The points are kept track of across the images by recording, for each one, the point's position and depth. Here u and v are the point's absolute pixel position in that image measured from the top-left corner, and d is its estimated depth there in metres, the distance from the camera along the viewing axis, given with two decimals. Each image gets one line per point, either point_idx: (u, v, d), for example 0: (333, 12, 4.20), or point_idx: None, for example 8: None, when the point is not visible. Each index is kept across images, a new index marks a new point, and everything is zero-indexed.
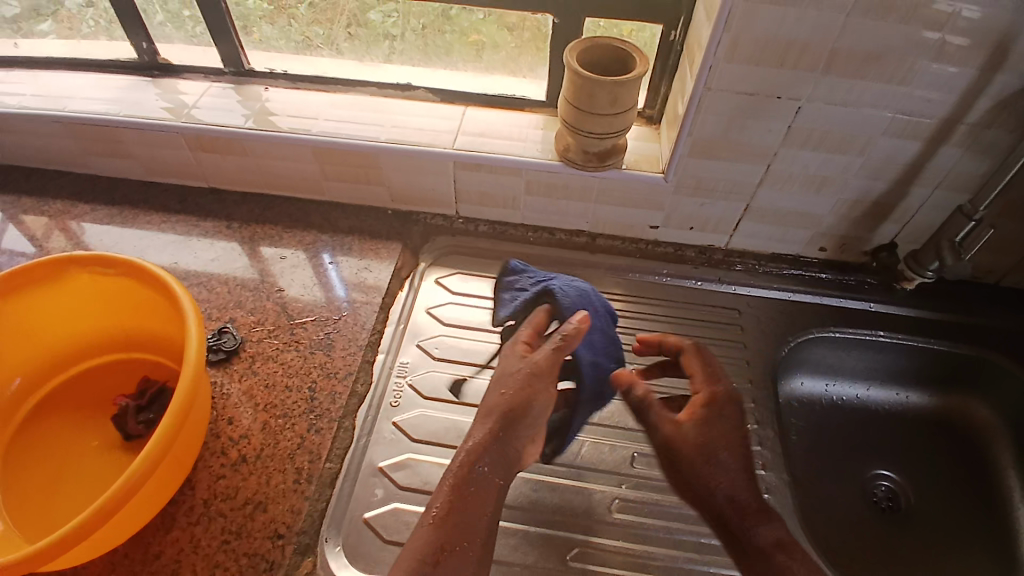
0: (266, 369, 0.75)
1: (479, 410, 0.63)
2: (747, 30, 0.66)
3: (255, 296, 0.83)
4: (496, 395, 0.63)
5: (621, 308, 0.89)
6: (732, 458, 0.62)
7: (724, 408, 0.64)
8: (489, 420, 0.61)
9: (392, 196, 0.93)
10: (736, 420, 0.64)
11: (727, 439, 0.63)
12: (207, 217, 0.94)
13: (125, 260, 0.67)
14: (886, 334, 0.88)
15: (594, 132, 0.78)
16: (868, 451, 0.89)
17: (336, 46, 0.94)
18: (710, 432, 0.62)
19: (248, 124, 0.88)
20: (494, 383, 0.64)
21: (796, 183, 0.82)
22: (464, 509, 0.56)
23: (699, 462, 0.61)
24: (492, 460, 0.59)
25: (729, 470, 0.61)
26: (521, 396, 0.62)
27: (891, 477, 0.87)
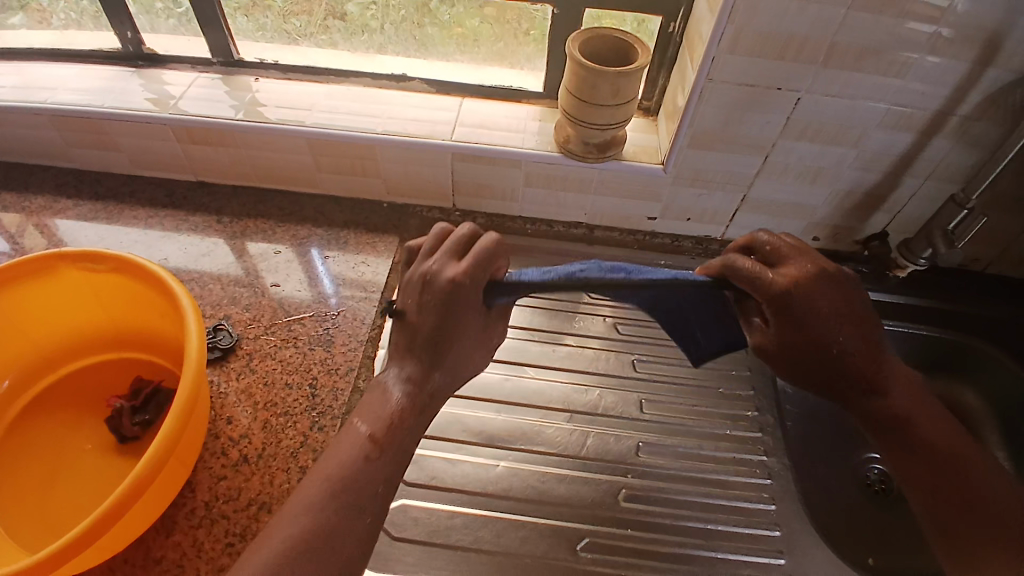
0: (264, 367, 0.73)
1: (432, 344, 0.57)
2: (749, 23, 0.66)
3: (250, 292, 0.81)
4: (458, 331, 0.57)
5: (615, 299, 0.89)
6: (845, 323, 0.60)
7: (811, 289, 0.58)
8: (444, 356, 0.57)
9: (387, 189, 0.92)
10: (832, 284, 0.59)
11: (833, 316, 0.59)
12: (197, 211, 0.92)
13: (116, 255, 0.64)
14: (879, 321, 0.90)
15: (595, 124, 0.77)
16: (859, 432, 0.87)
17: (329, 39, 0.92)
18: (808, 327, 0.59)
19: (239, 115, 0.86)
20: (446, 318, 0.56)
21: (793, 174, 0.83)
22: (403, 442, 0.56)
23: (821, 362, 0.62)
24: (436, 391, 0.58)
25: (855, 351, 0.62)
26: (475, 336, 0.59)
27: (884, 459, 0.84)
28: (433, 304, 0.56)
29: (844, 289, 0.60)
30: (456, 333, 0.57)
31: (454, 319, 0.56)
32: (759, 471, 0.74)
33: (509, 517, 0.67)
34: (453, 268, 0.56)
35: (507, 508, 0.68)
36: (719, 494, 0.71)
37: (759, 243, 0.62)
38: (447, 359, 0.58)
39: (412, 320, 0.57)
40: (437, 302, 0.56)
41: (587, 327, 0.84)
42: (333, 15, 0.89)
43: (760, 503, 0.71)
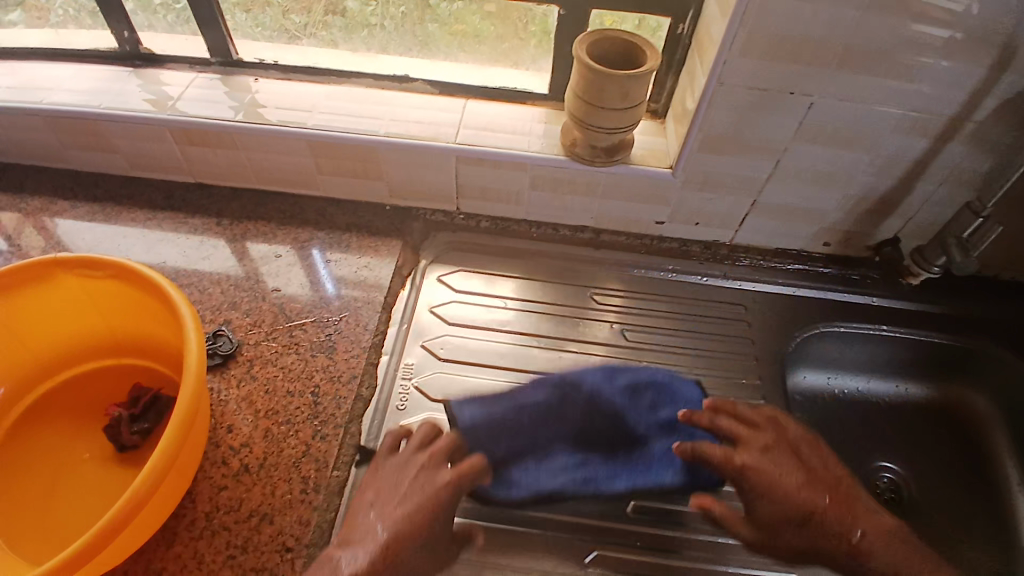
0: (266, 374, 0.72)
1: (403, 511, 0.59)
2: (761, 26, 0.65)
3: (252, 296, 0.80)
4: (428, 493, 0.61)
5: (621, 304, 0.87)
6: (814, 491, 0.65)
7: (761, 468, 0.65)
8: (418, 519, 0.59)
9: (389, 191, 0.90)
10: (784, 451, 0.67)
11: (782, 474, 0.65)
12: (197, 213, 0.90)
13: (115, 261, 0.63)
14: (891, 329, 0.89)
15: (603, 128, 0.76)
16: (868, 442, 0.89)
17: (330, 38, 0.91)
18: (771, 475, 0.65)
19: (239, 117, 0.85)
20: (417, 495, 0.60)
21: (803, 179, 0.81)
22: None
23: (804, 526, 0.63)
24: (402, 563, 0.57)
25: (828, 505, 0.64)
26: (443, 518, 0.61)
27: (896, 468, 0.88)
28: (407, 471, 0.62)
29: (798, 459, 0.67)
30: (423, 501, 0.60)
31: (421, 488, 0.61)
32: None
33: (520, 531, 0.67)
34: (427, 447, 0.65)
35: (518, 521, 0.68)
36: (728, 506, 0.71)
37: (720, 429, 0.69)
38: (417, 521, 0.59)
39: (380, 481, 0.62)
40: (415, 493, 0.61)
41: (592, 334, 0.84)
42: (332, 12, 0.88)
43: None
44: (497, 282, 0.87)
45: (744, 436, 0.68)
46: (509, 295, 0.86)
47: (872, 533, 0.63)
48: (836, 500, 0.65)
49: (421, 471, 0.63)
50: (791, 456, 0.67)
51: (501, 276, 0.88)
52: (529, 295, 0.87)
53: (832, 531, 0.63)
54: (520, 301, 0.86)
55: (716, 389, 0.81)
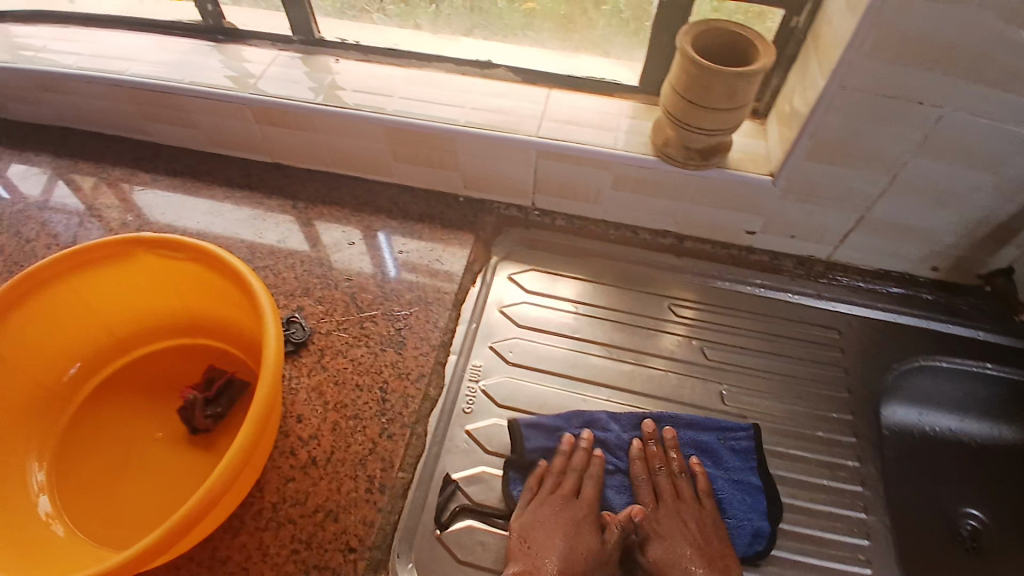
0: (335, 365, 0.70)
1: (539, 540, 0.61)
2: (897, 29, 0.58)
3: (323, 283, 0.78)
4: (559, 522, 0.62)
5: (692, 315, 0.82)
6: (693, 559, 0.63)
7: (668, 511, 0.66)
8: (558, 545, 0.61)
9: (464, 182, 0.87)
10: (699, 506, 0.67)
11: (690, 523, 0.65)
12: (272, 194, 0.90)
13: (198, 246, 0.63)
14: (996, 367, 0.80)
15: (703, 129, 0.70)
16: (953, 484, 0.81)
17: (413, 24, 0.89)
18: (676, 523, 0.65)
19: (318, 99, 0.83)
20: (551, 525, 0.62)
21: (918, 199, 0.74)
22: None
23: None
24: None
25: (718, 565, 0.62)
26: (585, 541, 0.62)
27: (981, 515, 0.79)
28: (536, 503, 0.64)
29: (709, 525, 0.65)
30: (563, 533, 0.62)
31: (554, 519, 0.62)
32: (856, 530, 0.69)
33: None
34: (568, 485, 0.66)
35: None
36: (809, 553, 0.67)
37: (660, 466, 0.69)
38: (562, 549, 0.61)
39: (536, 530, 0.62)
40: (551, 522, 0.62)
41: (663, 347, 0.79)
42: None
43: (857, 568, 0.66)
44: (560, 282, 0.84)
45: (671, 482, 0.68)
46: (575, 298, 0.82)
47: None
48: (714, 563, 0.63)
49: (547, 503, 0.64)
50: (702, 518, 0.66)
51: (564, 277, 0.84)
52: (605, 301, 0.82)
53: None
54: (587, 306, 0.82)
55: (801, 420, 0.76)
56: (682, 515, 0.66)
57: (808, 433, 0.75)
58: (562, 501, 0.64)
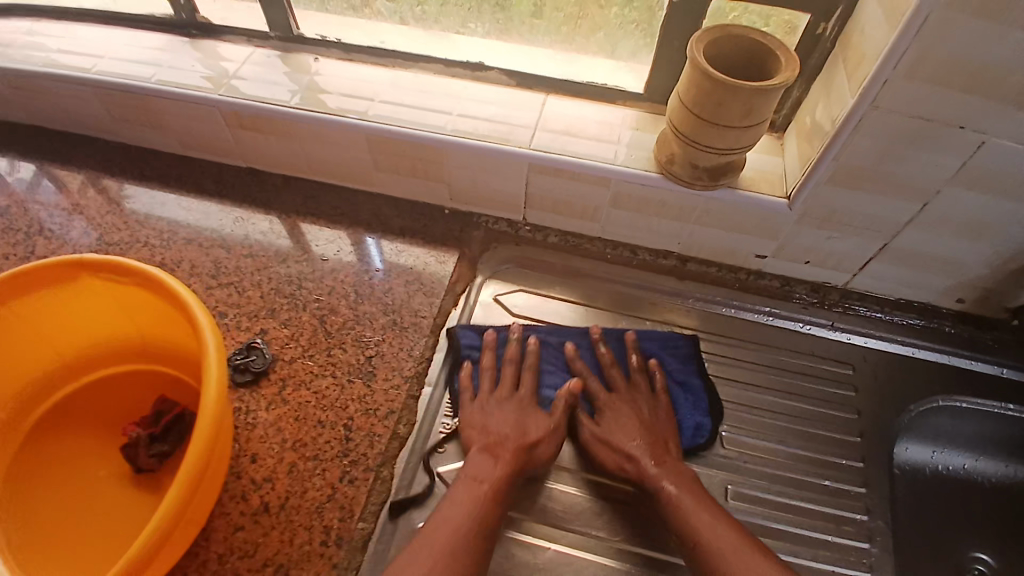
0: (298, 398, 0.65)
1: (489, 416, 0.65)
2: (938, 44, 0.51)
3: (292, 304, 0.73)
4: (508, 404, 0.66)
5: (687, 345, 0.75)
6: (637, 434, 0.65)
7: (616, 398, 0.69)
8: (506, 417, 0.65)
9: (450, 195, 0.81)
10: (644, 394, 0.70)
11: (636, 406, 0.68)
12: (246, 202, 0.84)
13: (151, 273, 0.58)
14: (1018, 407, 0.73)
15: (713, 146, 0.63)
16: (962, 526, 0.73)
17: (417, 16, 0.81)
18: (623, 405, 0.68)
19: (295, 101, 0.77)
20: (501, 406, 0.66)
21: (951, 228, 0.66)
22: (471, 497, 0.57)
23: (630, 449, 0.64)
24: (501, 446, 0.62)
25: (657, 441, 0.65)
26: (534, 418, 0.66)
27: (990, 558, 0.72)
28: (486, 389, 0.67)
29: (650, 411, 0.68)
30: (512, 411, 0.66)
31: (504, 402, 0.66)
32: None
33: None
34: (509, 374, 0.69)
35: None
36: None
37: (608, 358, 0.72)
38: (509, 421, 0.64)
39: (487, 414, 0.65)
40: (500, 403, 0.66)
41: None
42: None
43: None
44: (551, 304, 0.77)
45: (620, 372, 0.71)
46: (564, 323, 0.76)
47: (684, 478, 0.62)
48: (654, 439, 0.65)
49: (497, 388, 0.68)
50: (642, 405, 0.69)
51: (557, 299, 0.77)
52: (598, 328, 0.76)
53: (645, 466, 0.63)
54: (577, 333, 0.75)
55: (807, 467, 0.68)
56: (620, 405, 0.68)
57: (815, 483, 0.67)
58: (505, 391, 0.68)
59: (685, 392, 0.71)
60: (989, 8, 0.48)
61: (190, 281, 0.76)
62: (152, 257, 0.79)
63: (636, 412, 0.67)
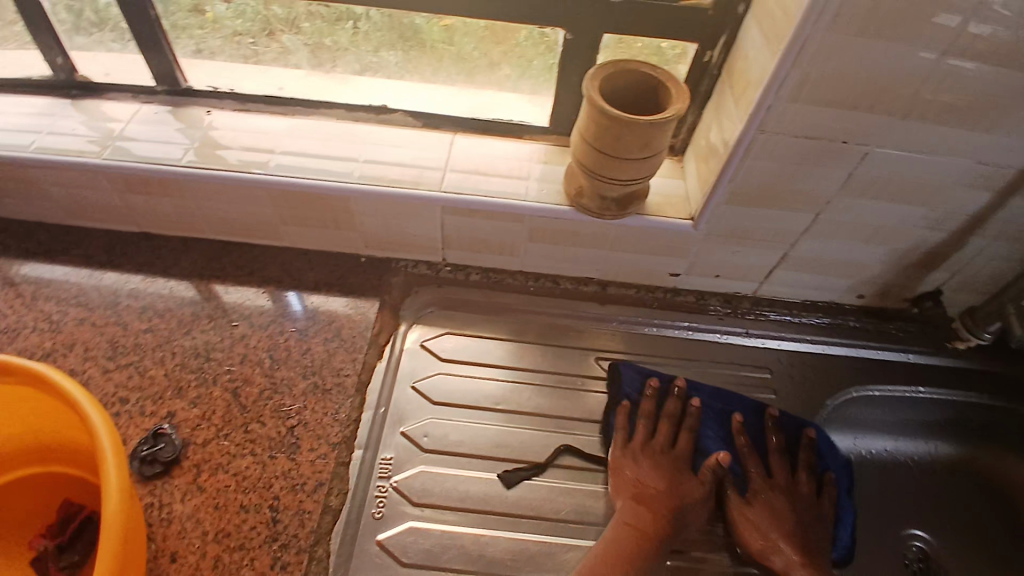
0: (216, 484, 0.61)
1: (655, 487, 0.66)
2: (818, 67, 0.54)
3: (200, 379, 0.68)
4: (676, 479, 0.68)
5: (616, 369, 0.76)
6: (791, 529, 0.66)
7: (782, 485, 0.69)
8: (666, 486, 0.67)
9: (365, 243, 0.78)
10: (807, 484, 0.70)
11: (796, 491, 0.69)
12: (141, 270, 0.78)
13: (34, 369, 0.52)
14: (928, 389, 0.79)
15: (615, 179, 0.65)
16: (890, 506, 0.78)
17: (323, 45, 0.76)
18: (785, 495, 0.68)
19: (188, 157, 0.73)
20: (665, 476, 0.67)
21: (845, 233, 0.71)
22: (615, 553, 0.62)
23: (780, 538, 0.65)
24: (655, 519, 0.65)
25: (809, 541, 0.66)
26: (697, 493, 0.67)
27: (926, 535, 0.77)
28: (655, 454, 0.69)
29: (796, 490, 0.69)
30: (674, 481, 0.67)
31: (672, 473, 0.68)
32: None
33: None
34: (668, 431, 0.71)
35: None
36: None
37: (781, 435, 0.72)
38: (671, 496, 0.66)
39: (640, 469, 0.67)
40: (664, 467, 0.68)
41: (588, 407, 0.73)
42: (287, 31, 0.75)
43: None
44: (482, 345, 0.76)
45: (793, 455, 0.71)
46: (496, 362, 0.74)
47: None
48: (808, 541, 0.66)
49: (669, 460, 0.69)
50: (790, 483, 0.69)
51: (487, 338, 0.76)
52: (529, 363, 0.75)
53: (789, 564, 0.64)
54: (510, 371, 0.74)
55: None
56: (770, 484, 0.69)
57: None
58: (659, 447, 0.69)
59: (842, 482, 0.71)
60: (864, 33, 0.52)
61: (85, 366, 0.69)
62: (40, 341, 0.71)
63: (795, 505, 0.68)
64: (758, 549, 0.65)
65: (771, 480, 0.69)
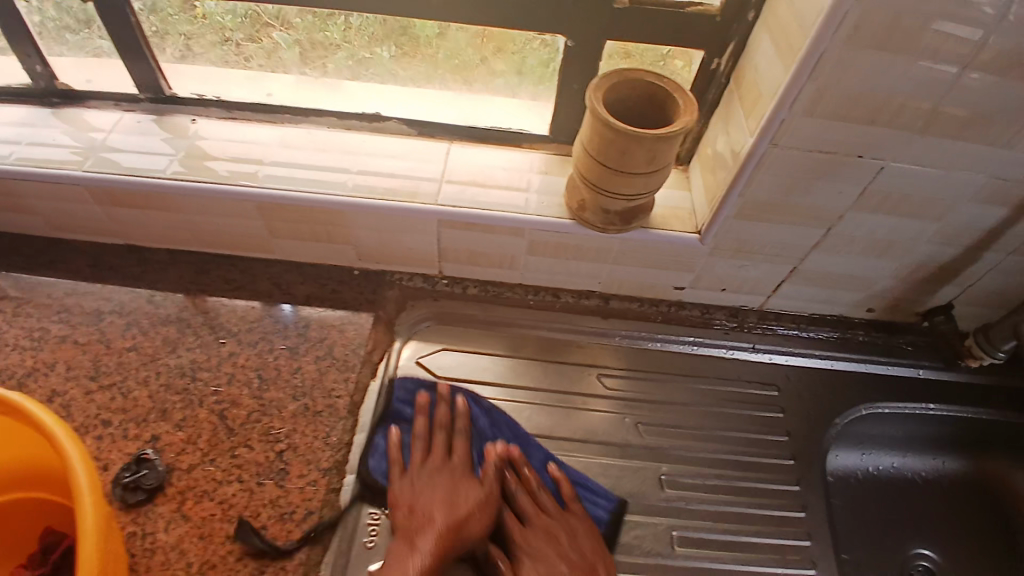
0: (200, 512, 0.59)
1: (426, 509, 0.60)
2: (836, 80, 0.52)
3: (186, 402, 0.66)
4: (448, 493, 0.61)
5: (617, 387, 0.74)
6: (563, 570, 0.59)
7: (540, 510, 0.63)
8: (443, 508, 0.60)
9: (358, 255, 0.75)
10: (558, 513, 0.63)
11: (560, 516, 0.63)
12: (126, 285, 0.75)
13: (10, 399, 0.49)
14: (940, 407, 0.77)
15: (621, 194, 0.62)
16: (900, 524, 0.76)
17: (295, 40, 0.71)
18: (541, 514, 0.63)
19: (172, 169, 0.70)
20: (439, 492, 0.61)
21: (855, 248, 0.68)
22: None
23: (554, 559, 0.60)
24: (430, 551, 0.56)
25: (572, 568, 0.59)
26: (474, 508, 0.61)
27: (937, 554, 0.75)
28: (425, 476, 0.63)
29: (580, 534, 0.62)
30: (452, 495, 0.61)
31: (440, 489, 0.62)
32: None
33: None
34: (456, 444, 0.66)
35: None
36: None
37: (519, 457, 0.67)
38: (447, 516, 0.59)
39: (413, 496, 0.61)
40: (438, 485, 0.62)
41: (588, 431, 0.71)
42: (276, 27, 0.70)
43: None
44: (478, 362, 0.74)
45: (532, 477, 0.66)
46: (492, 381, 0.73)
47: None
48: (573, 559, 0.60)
49: (442, 474, 0.63)
50: (573, 527, 0.62)
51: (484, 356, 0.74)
52: (528, 381, 0.73)
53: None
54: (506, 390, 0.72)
55: (748, 500, 0.69)
56: (549, 526, 0.62)
57: (755, 515, 0.68)
58: (430, 464, 0.64)
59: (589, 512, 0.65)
60: (884, 45, 0.49)
61: (68, 386, 0.66)
62: (20, 360, 0.68)
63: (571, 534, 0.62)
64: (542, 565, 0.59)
65: (540, 494, 0.65)
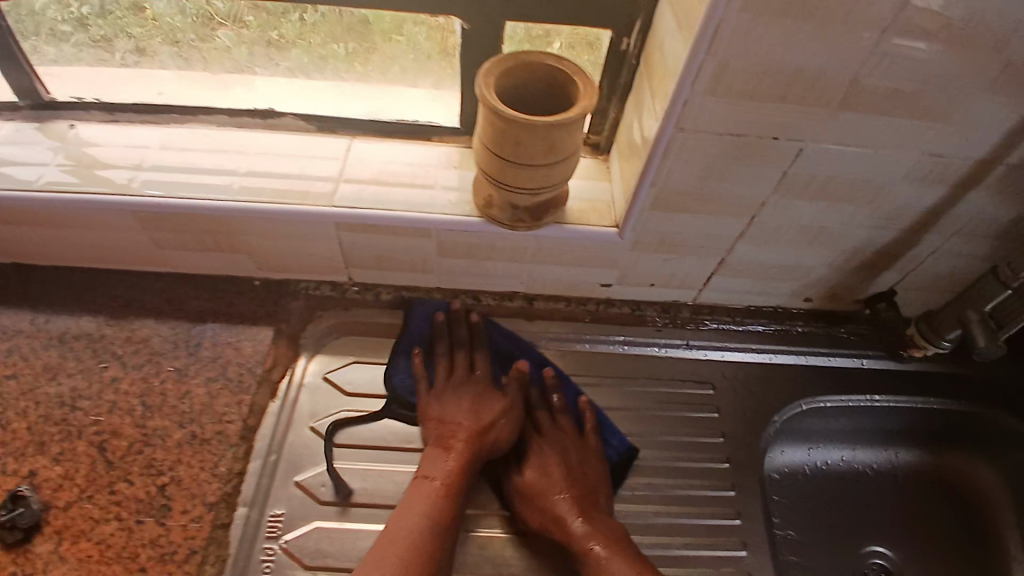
0: (76, 554, 0.54)
1: (450, 418, 0.63)
2: (738, 55, 0.47)
3: (63, 435, 0.60)
4: (474, 404, 0.64)
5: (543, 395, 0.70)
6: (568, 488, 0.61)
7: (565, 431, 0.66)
8: (471, 415, 0.63)
9: (257, 265, 0.69)
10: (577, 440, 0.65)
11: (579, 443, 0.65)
12: (4, 307, 0.68)
13: None
14: (885, 399, 0.74)
15: (523, 188, 0.57)
16: (848, 520, 0.73)
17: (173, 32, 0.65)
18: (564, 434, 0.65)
19: (42, 183, 0.63)
20: (466, 401, 0.64)
21: (785, 237, 0.64)
22: (410, 507, 0.56)
23: (566, 478, 0.62)
24: (451, 463, 0.59)
25: (587, 495, 0.62)
26: (500, 418, 0.63)
27: (888, 550, 0.72)
28: (454, 385, 0.65)
29: (589, 460, 0.64)
30: (479, 405, 0.64)
31: (467, 399, 0.64)
32: None
33: None
34: (479, 360, 0.68)
35: None
36: None
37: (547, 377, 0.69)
38: (472, 423, 0.62)
39: (441, 402, 0.64)
40: (467, 391, 0.65)
41: None
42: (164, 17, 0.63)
43: None
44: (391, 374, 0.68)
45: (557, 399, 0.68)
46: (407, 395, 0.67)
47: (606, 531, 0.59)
48: (589, 482, 0.62)
49: (471, 385, 0.65)
50: (585, 453, 0.64)
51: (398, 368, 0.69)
52: None
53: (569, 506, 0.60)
54: None
55: (679, 509, 0.65)
56: (562, 442, 0.65)
57: (687, 525, 0.65)
58: (457, 373, 0.66)
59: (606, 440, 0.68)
60: (790, 13, 0.44)
61: None
62: None
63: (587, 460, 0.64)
64: (558, 479, 0.62)
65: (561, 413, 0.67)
